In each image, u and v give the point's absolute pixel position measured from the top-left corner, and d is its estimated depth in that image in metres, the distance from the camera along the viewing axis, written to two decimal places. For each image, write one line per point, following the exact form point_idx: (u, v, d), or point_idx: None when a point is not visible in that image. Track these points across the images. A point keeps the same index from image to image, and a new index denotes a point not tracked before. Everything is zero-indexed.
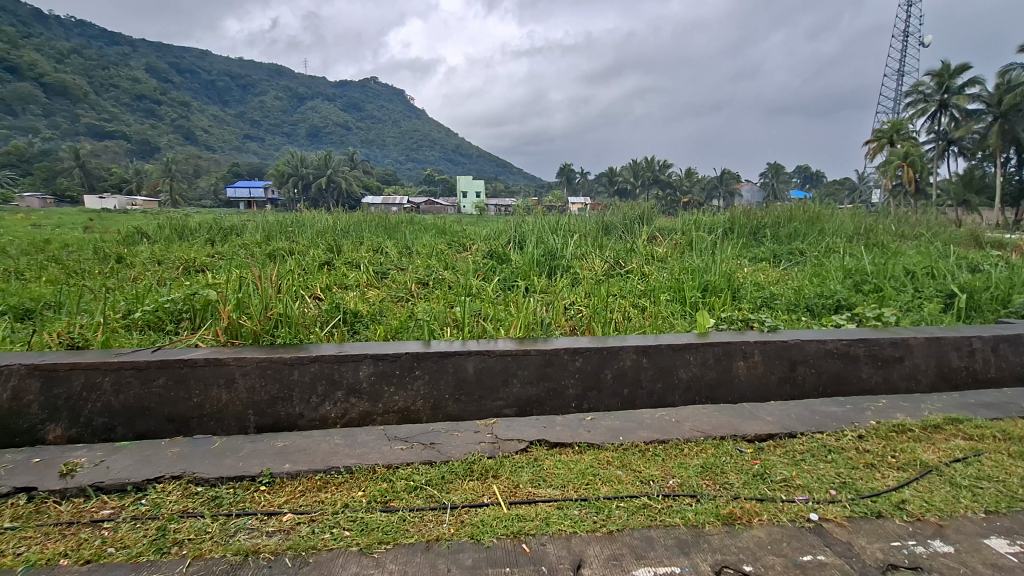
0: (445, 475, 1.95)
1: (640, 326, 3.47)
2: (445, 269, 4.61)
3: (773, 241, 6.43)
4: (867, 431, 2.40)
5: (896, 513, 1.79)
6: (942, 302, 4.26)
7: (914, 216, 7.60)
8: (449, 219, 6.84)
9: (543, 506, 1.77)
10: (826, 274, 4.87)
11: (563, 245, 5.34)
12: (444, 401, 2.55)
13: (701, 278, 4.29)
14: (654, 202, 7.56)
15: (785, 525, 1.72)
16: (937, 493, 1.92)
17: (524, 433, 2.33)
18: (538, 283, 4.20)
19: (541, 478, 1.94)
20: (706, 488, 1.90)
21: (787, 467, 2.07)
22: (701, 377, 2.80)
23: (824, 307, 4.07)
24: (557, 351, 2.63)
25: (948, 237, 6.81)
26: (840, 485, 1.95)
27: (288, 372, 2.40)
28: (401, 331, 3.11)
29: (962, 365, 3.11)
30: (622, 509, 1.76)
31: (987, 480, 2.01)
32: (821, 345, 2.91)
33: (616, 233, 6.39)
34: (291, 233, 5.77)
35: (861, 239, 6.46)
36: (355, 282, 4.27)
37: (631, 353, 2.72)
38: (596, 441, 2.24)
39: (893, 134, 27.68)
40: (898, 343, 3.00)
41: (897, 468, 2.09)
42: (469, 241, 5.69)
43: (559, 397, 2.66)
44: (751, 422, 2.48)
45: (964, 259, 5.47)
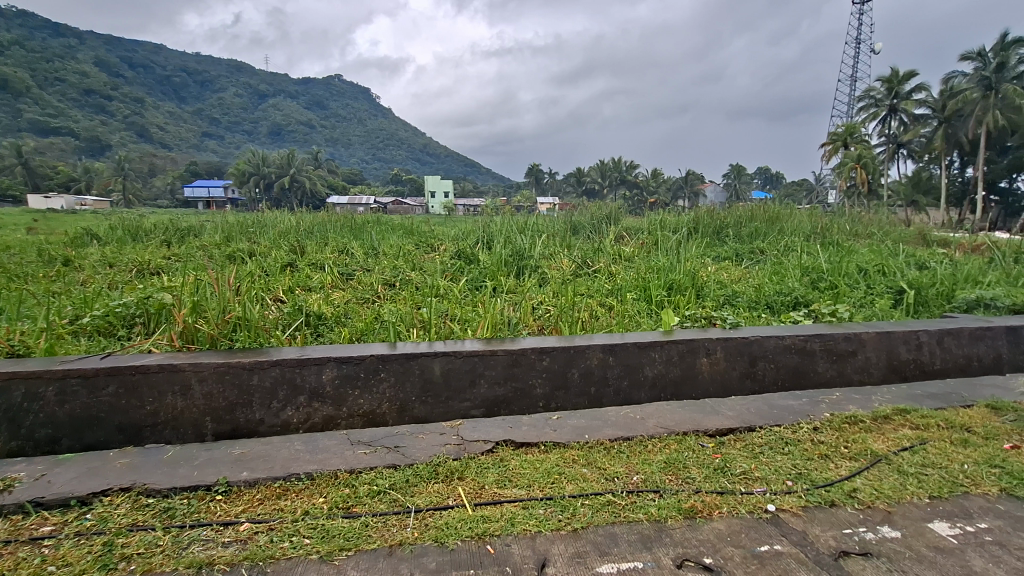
0: (409, 478, 1.92)
1: (607, 324, 3.50)
2: (413, 270, 4.56)
3: (735, 240, 6.61)
4: (822, 423, 2.49)
5: (848, 501, 1.86)
6: (892, 297, 4.46)
7: (867, 216, 7.93)
8: (417, 220, 6.78)
9: (508, 506, 1.77)
10: (785, 272, 5.03)
11: (531, 245, 5.36)
12: (410, 403, 2.52)
13: (666, 276, 4.37)
14: (621, 202, 7.68)
15: (743, 516, 1.77)
16: (886, 481, 2.00)
17: (490, 433, 2.32)
18: (506, 283, 4.21)
19: (507, 478, 1.94)
20: (668, 484, 1.93)
21: (747, 460, 2.12)
22: (666, 375, 2.85)
23: (782, 304, 4.22)
24: (524, 351, 2.64)
25: (898, 236, 7.13)
26: (796, 476, 2.02)
27: (248, 377, 2.33)
28: (367, 333, 3.07)
29: (910, 358, 3.26)
30: (586, 507, 1.77)
31: (931, 467, 2.11)
32: (780, 341, 3.01)
33: (584, 232, 6.45)
34: (253, 234, 5.61)
35: (818, 238, 6.70)
36: (319, 283, 4.19)
37: (597, 352, 2.74)
38: (562, 440, 2.25)
39: (847, 137, 28.83)
40: (851, 338, 3.13)
41: (850, 458, 2.17)
42: (436, 242, 5.64)
43: (527, 397, 2.67)
44: (713, 417, 2.53)
45: (912, 257, 5.74)
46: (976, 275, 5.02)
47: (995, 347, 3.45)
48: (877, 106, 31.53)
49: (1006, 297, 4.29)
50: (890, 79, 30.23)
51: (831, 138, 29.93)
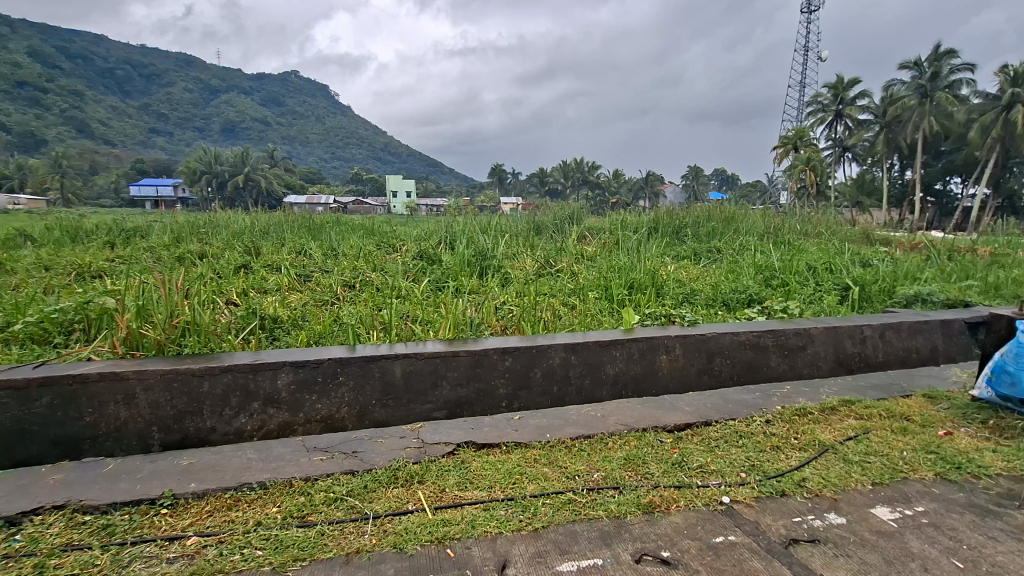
0: (368, 484, 1.88)
1: (569, 324, 3.53)
2: (374, 271, 4.48)
3: (693, 239, 6.79)
4: (774, 415, 2.58)
5: (797, 491, 1.94)
6: (839, 294, 4.68)
7: (816, 216, 8.29)
8: (378, 220, 6.66)
9: (469, 508, 1.76)
10: (741, 270, 5.21)
11: (494, 245, 5.35)
12: (370, 406, 2.47)
13: (627, 276, 4.44)
14: (583, 202, 7.77)
15: (700, 509, 1.81)
16: (832, 470, 2.09)
17: (451, 435, 2.30)
18: (469, 284, 4.19)
19: (468, 480, 1.93)
20: (628, 480, 1.96)
21: (703, 454, 2.18)
22: (627, 372, 2.90)
23: (738, 302, 4.36)
24: (486, 351, 2.63)
25: (844, 235, 7.49)
26: (750, 467, 2.09)
27: (197, 384, 2.23)
28: (325, 336, 2.99)
29: (855, 351, 3.42)
30: (547, 506, 1.78)
31: (874, 455, 2.22)
32: (735, 337, 3.10)
33: (547, 232, 6.49)
34: (204, 234, 5.39)
35: (771, 237, 6.96)
36: (275, 285, 4.05)
37: (560, 352, 2.76)
38: (523, 440, 2.26)
39: (797, 140, 30.08)
40: (801, 333, 3.26)
41: (800, 449, 2.26)
42: (398, 242, 5.55)
43: (489, 397, 2.66)
44: (672, 413, 2.59)
45: (857, 254, 6.03)
46: (914, 271, 5.32)
47: (931, 340, 3.66)
48: (825, 111, 33.03)
49: (940, 292, 4.57)
50: (835, 85, 31.74)
51: (783, 141, 31.18)
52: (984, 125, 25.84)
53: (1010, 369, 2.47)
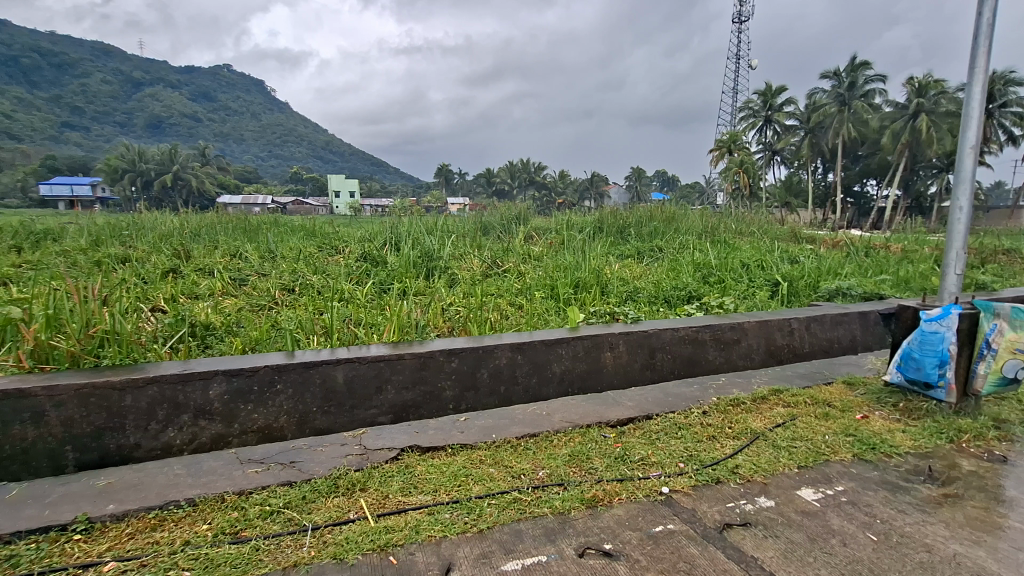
0: (306, 495, 1.82)
1: (516, 324, 3.55)
2: (314, 273, 4.33)
3: (636, 238, 7.01)
4: (710, 407, 2.70)
5: (731, 477, 2.03)
6: (769, 289, 4.95)
7: (750, 216, 8.75)
8: (319, 220, 6.46)
9: (413, 514, 1.73)
10: (680, 268, 5.42)
11: (441, 245, 5.31)
12: (310, 414, 2.38)
13: (573, 275, 4.51)
14: (530, 202, 7.84)
15: (641, 501, 1.87)
16: (763, 456, 2.21)
17: (395, 440, 2.26)
18: (415, 286, 4.13)
19: (412, 485, 1.89)
20: (572, 475, 1.99)
21: (644, 447, 2.25)
22: (573, 370, 2.95)
23: (678, 298, 4.54)
24: (432, 354, 2.60)
25: (774, 234, 7.95)
26: (687, 457, 2.17)
27: (118, 398, 2.08)
28: (262, 342, 2.87)
29: (784, 343, 3.64)
30: (492, 507, 1.78)
31: (800, 440, 2.36)
32: (675, 333, 3.22)
33: (494, 233, 6.49)
34: (128, 237, 5.03)
35: (708, 235, 7.29)
36: (207, 290, 3.84)
37: (506, 352, 2.77)
38: (469, 441, 2.25)
39: (731, 143, 31.62)
40: (736, 327, 3.43)
41: (733, 438, 2.37)
42: (341, 244, 5.40)
43: (436, 399, 2.63)
44: (615, 408, 2.66)
45: (786, 252, 6.42)
46: (836, 267, 5.71)
47: (851, 330, 3.94)
48: (756, 116, 34.87)
49: (857, 286, 4.95)
50: (765, 92, 33.59)
51: (719, 144, 32.67)
52: (895, 132, 28.14)
53: (915, 356, 2.66)
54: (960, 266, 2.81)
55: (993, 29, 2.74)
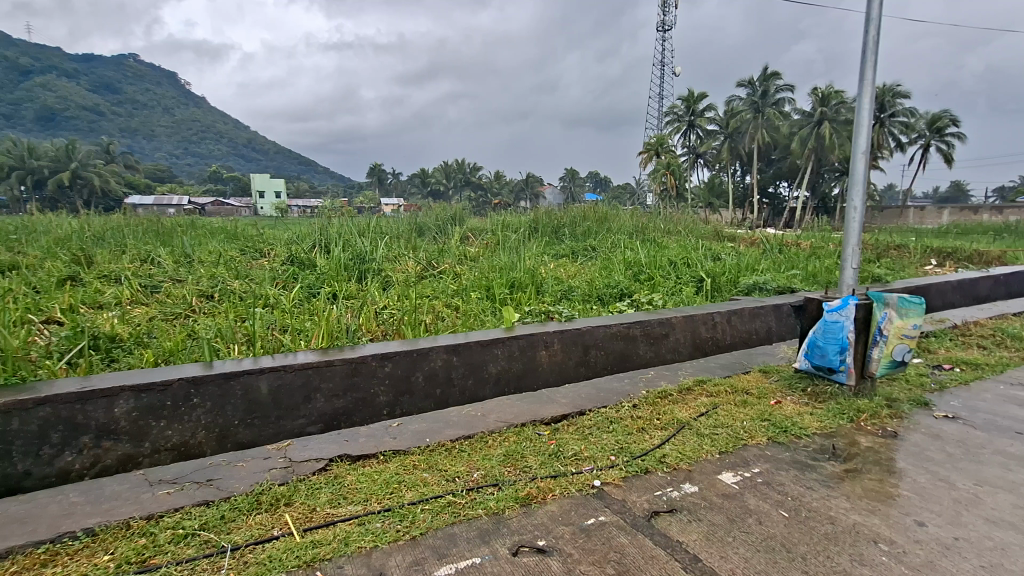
0: (225, 514, 1.71)
1: (451, 325, 3.53)
2: (236, 278, 4.09)
3: (570, 238, 7.17)
4: (640, 400, 2.81)
5: (659, 467, 2.12)
6: (695, 285, 5.22)
7: (677, 216, 9.20)
8: (241, 222, 6.12)
9: (342, 526, 1.67)
10: (613, 266, 5.60)
11: (374, 247, 5.18)
12: (232, 428, 2.25)
13: (508, 275, 4.54)
14: (465, 203, 7.83)
15: (574, 495, 1.91)
16: (688, 444, 2.32)
17: (323, 450, 2.18)
18: (347, 289, 4.01)
19: (341, 496, 1.83)
20: (507, 475, 2.00)
21: (577, 442, 2.29)
22: (509, 369, 2.97)
23: (610, 296, 4.69)
24: (364, 359, 2.52)
25: (698, 233, 8.40)
26: (618, 450, 2.24)
27: (3, 422, 1.86)
28: (177, 354, 2.67)
29: (708, 336, 3.84)
30: (425, 512, 1.75)
31: (721, 427, 2.50)
32: (608, 329, 3.32)
33: (430, 233, 6.41)
34: (16, 242, 4.52)
35: (638, 234, 7.59)
36: (111, 298, 3.53)
37: (441, 354, 2.74)
38: (402, 447, 2.21)
39: (657, 146, 33.09)
40: (664, 322, 3.58)
41: (661, 428, 2.48)
42: (266, 247, 5.14)
43: (369, 406, 2.56)
44: (549, 406, 2.70)
45: (709, 249, 6.80)
46: (754, 263, 6.12)
47: (767, 323, 4.23)
48: (680, 121, 36.65)
49: (772, 281, 5.33)
50: (688, 98, 35.36)
51: (647, 147, 34.01)
52: (803, 138, 30.52)
53: (820, 344, 2.90)
54: (856, 260, 3.07)
55: (877, 46, 3.03)
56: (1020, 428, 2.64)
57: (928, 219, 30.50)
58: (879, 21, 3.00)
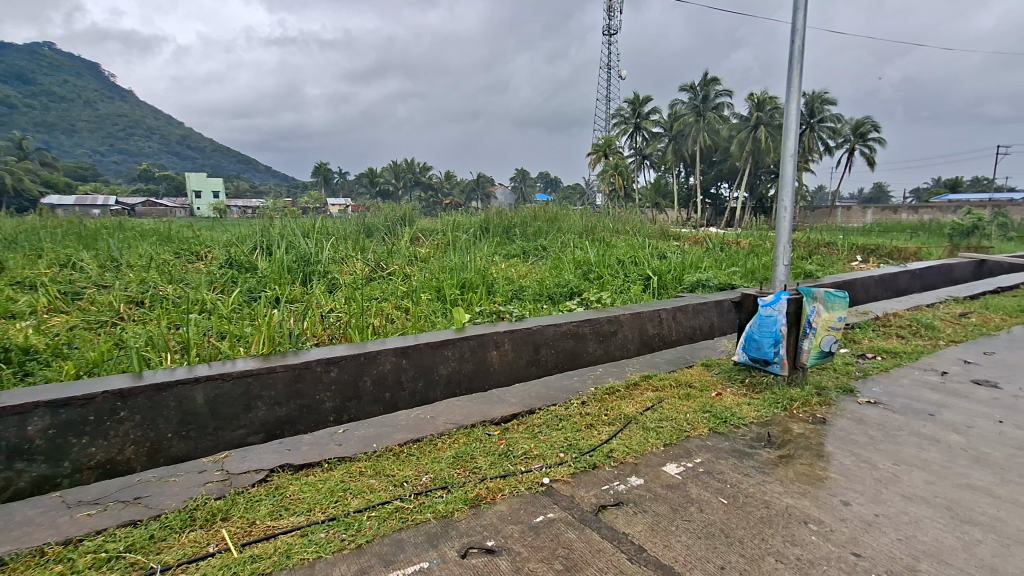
0: (154, 534, 1.61)
1: (401, 327, 3.48)
2: (169, 282, 3.86)
3: (521, 238, 7.22)
4: (589, 396, 2.86)
5: (606, 462, 2.17)
6: (642, 283, 5.37)
7: (625, 215, 9.44)
8: (175, 224, 5.78)
9: (284, 538, 1.61)
10: (563, 266, 5.68)
11: (319, 248, 5.02)
12: (164, 442, 2.12)
13: (459, 276, 4.51)
14: (415, 203, 7.72)
15: (523, 494, 1.92)
16: (634, 439, 2.39)
17: (264, 461, 2.09)
18: (291, 292, 3.87)
19: (283, 507, 1.76)
20: (456, 477, 1.99)
21: (527, 441, 2.31)
22: (459, 370, 2.95)
23: (560, 295, 4.75)
24: (308, 364, 2.45)
25: (645, 232, 8.66)
26: (567, 447, 2.27)
27: None
28: (102, 365, 2.50)
29: (655, 332, 3.96)
30: (372, 519, 1.72)
31: (665, 420, 2.59)
32: (558, 328, 3.36)
33: (379, 234, 6.28)
34: None
35: (587, 234, 7.73)
36: (26, 307, 3.26)
37: (390, 357, 2.69)
38: (348, 453, 2.15)
39: (606, 147, 33.82)
40: (612, 320, 3.66)
41: (608, 424, 2.53)
42: (202, 250, 4.88)
43: (314, 413, 2.48)
44: (500, 406, 2.71)
45: (655, 248, 7.02)
46: (697, 261, 6.36)
47: (710, 318, 4.41)
48: (627, 123, 37.60)
49: (714, 279, 5.56)
50: (634, 101, 36.32)
51: (596, 149, 34.69)
52: (741, 141, 32.00)
53: (756, 337, 3.05)
54: (787, 257, 3.26)
55: (802, 55, 3.21)
56: (932, 410, 2.88)
57: (854, 219, 32.70)
58: (804, 31, 3.17)
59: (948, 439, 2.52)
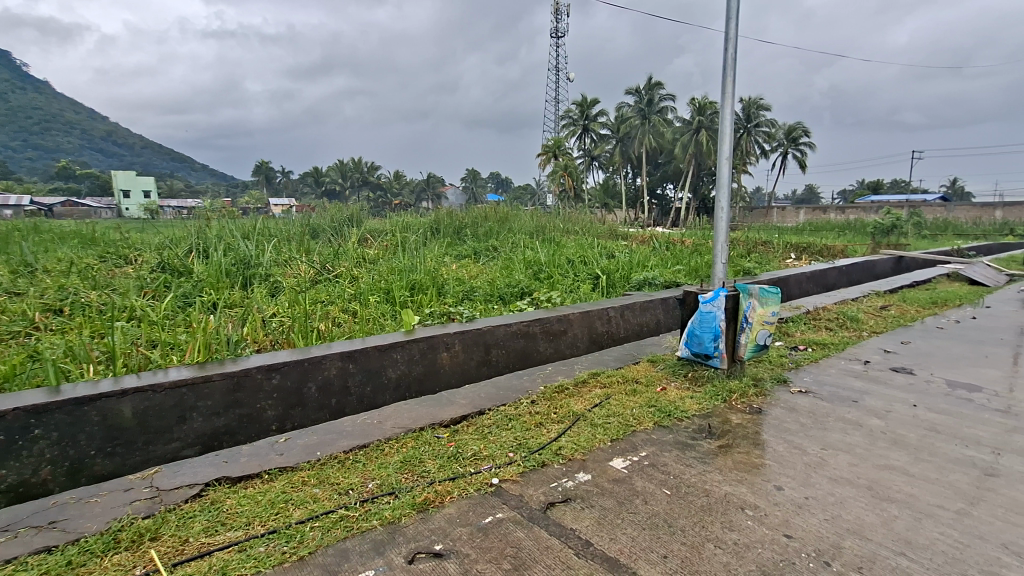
0: (73, 559, 1.50)
1: (348, 331, 3.39)
2: (92, 288, 3.60)
3: (472, 239, 7.21)
4: (538, 395, 2.89)
5: (555, 459, 2.19)
6: (592, 282, 5.48)
7: (575, 215, 9.60)
8: (99, 226, 5.40)
9: (219, 554, 1.54)
10: (514, 266, 5.71)
11: (261, 250, 4.82)
12: (87, 460, 1.97)
13: (408, 277, 4.45)
14: (363, 203, 7.55)
15: (472, 495, 1.91)
16: (582, 435, 2.43)
17: (198, 475, 1.99)
18: (230, 297, 3.69)
19: (219, 523, 1.68)
20: (404, 482, 1.96)
21: (476, 442, 2.31)
22: (409, 373, 2.91)
23: (511, 295, 4.78)
24: (248, 372, 2.34)
25: (595, 232, 8.84)
26: (516, 446, 2.29)
27: None
28: (13, 379, 2.29)
29: (603, 330, 4.05)
30: (315, 530, 1.66)
31: (612, 416, 2.65)
32: (508, 328, 3.37)
33: (325, 235, 6.11)
34: None
35: (538, 234, 7.82)
36: None
37: (335, 362, 2.62)
38: (290, 463, 2.08)
39: (556, 148, 34.26)
40: (562, 319, 3.71)
41: (557, 422, 2.57)
42: (131, 252, 4.58)
43: (254, 422, 2.38)
44: (449, 408, 2.69)
45: (604, 247, 7.18)
46: (644, 260, 6.56)
47: (656, 315, 4.54)
48: (576, 125, 38.23)
49: (660, 277, 5.74)
50: (582, 103, 36.99)
51: (546, 150, 35.07)
52: (685, 144, 33.20)
53: (697, 333, 3.17)
54: (725, 255, 3.40)
55: (736, 63, 3.36)
56: (856, 396, 3.09)
57: (789, 219, 34.62)
58: (737, 40, 3.33)
59: (869, 423, 2.71)
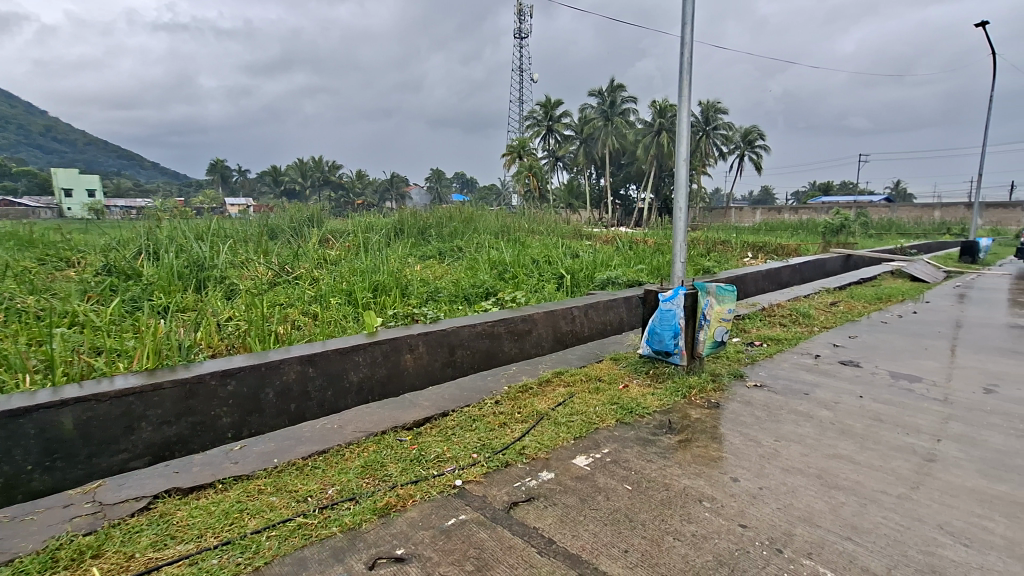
0: None
1: (308, 334, 3.31)
2: (30, 293, 3.39)
3: (436, 239, 7.15)
4: (503, 395, 2.89)
5: (518, 459, 2.20)
6: (556, 282, 5.52)
7: (540, 215, 9.66)
8: (38, 227, 5.09)
9: (168, 569, 1.48)
10: (479, 266, 5.69)
11: (217, 251, 4.66)
12: (23, 475, 1.85)
13: (371, 278, 4.38)
14: (324, 203, 7.39)
15: (435, 498, 1.90)
16: (545, 434, 2.45)
17: (146, 487, 1.90)
18: (183, 301, 3.55)
19: (169, 536, 1.62)
20: (365, 487, 1.93)
21: (439, 444, 2.29)
22: (371, 376, 2.86)
23: (476, 295, 4.76)
24: (201, 379, 2.25)
25: (560, 232, 8.92)
26: (480, 447, 2.28)
27: None
28: None
29: (567, 329, 4.09)
30: (272, 539, 1.62)
31: (575, 414, 2.68)
32: (473, 329, 3.36)
33: (284, 236, 5.95)
34: None
35: (503, 234, 7.83)
36: None
37: (294, 366, 2.55)
38: (245, 471, 2.02)
39: (521, 149, 34.40)
40: (527, 319, 3.73)
41: (521, 421, 2.58)
42: (74, 255, 4.34)
43: (208, 430, 2.30)
44: (412, 410, 2.66)
45: (568, 247, 7.25)
46: (607, 259, 6.66)
47: (619, 314, 4.62)
48: (541, 126, 38.49)
49: (622, 276, 5.84)
50: (547, 104, 37.26)
51: (511, 150, 35.15)
52: (647, 145, 33.88)
53: (658, 330, 3.23)
54: (683, 254, 3.49)
55: (691, 67, 3.45)
56: (807, 389, 3.22)
57: (746, 219, 35.77)
58: (692, 45, 3.42)
59: (819, 415, 2.83)
